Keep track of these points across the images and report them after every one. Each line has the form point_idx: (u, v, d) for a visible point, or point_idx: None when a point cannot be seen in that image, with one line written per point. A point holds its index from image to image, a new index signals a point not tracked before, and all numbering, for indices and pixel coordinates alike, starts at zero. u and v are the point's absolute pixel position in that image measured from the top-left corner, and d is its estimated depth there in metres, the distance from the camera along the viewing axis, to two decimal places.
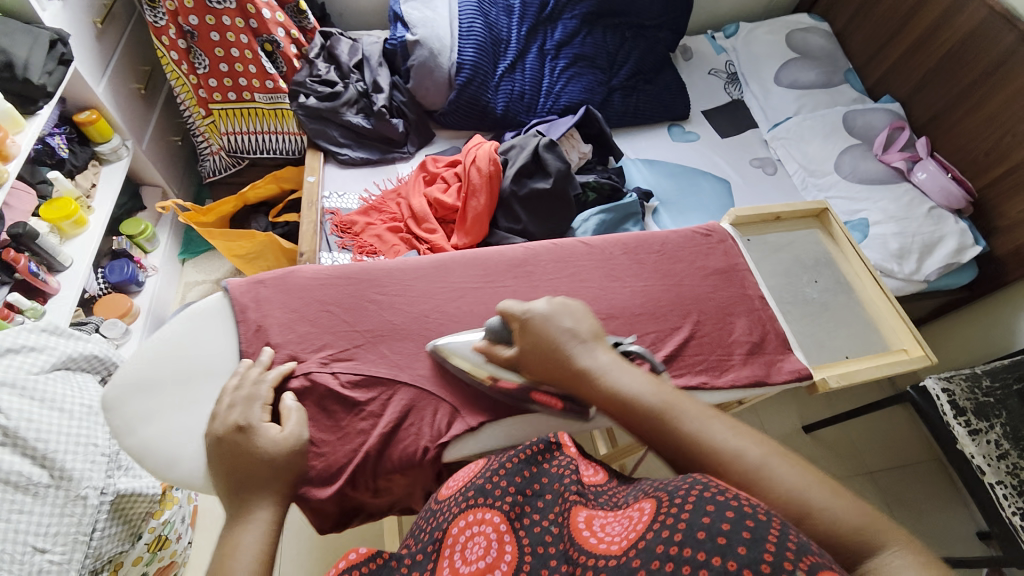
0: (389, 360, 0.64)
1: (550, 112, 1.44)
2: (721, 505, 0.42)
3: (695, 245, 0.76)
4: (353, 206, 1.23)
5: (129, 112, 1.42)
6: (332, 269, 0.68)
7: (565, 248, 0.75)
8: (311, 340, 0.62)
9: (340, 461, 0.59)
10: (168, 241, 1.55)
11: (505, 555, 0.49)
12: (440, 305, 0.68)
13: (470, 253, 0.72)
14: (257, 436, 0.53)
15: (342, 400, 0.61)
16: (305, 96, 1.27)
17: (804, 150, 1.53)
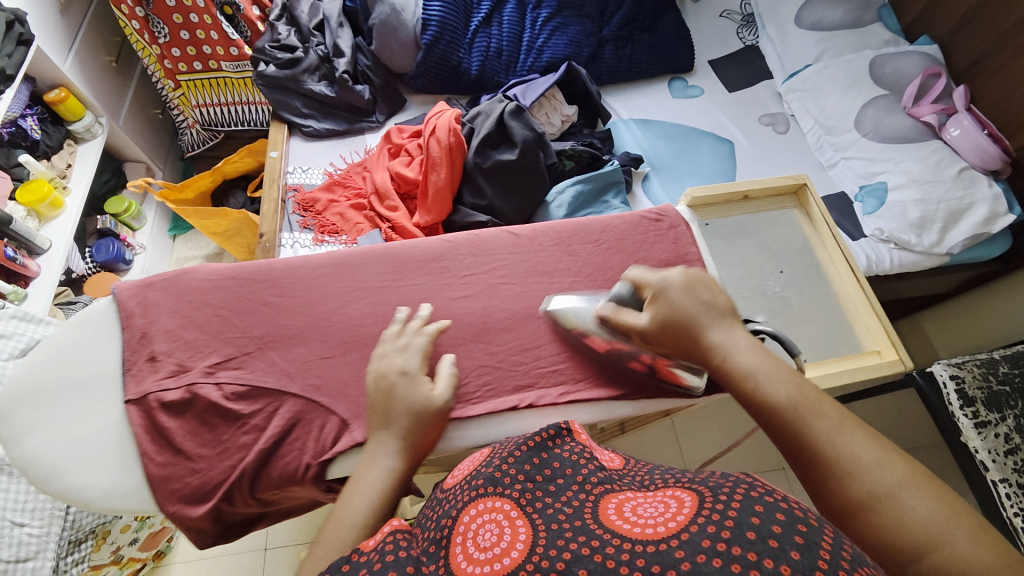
0: (279, 369, 0.59)
1: (531, 70, 1.31)
2: (770, 506, 0.39)
3: (643, 232, 0.72)
4: (318, 182, 1.18)
5: (101, 87, 1.40)
6: (229, 268, 0.63)
7: (487, 239, 0.72)
8: (197, 348, 0.58)
9: (216, 479, 0.55)
10: (157, 218, 1.55)
11: (518, 538, 0.43)
12: (340, 308, 0.63)
13: (379, 247, 0.68)
14: (413, 386, 0.56)
15: (223, 413, 0.56)
16: (263, 65, 1.21)
17: (821, 104, 1.35)
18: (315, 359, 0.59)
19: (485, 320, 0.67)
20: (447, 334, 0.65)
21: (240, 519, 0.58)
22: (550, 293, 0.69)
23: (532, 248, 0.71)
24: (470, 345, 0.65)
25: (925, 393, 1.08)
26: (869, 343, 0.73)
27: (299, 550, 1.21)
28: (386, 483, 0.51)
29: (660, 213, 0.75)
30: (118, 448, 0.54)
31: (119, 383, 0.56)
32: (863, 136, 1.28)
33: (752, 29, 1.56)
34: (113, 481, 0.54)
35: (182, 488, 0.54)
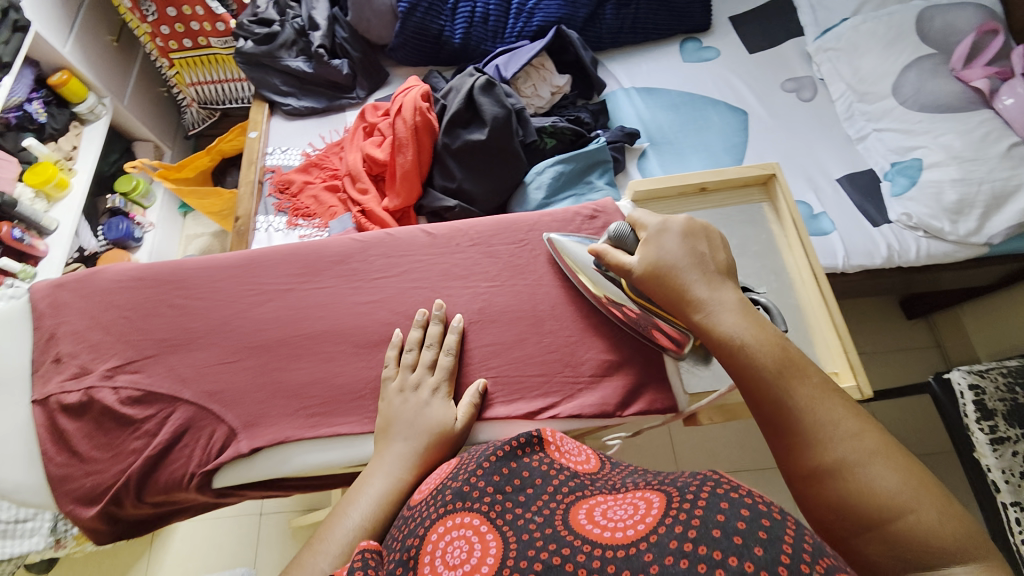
0: (177, 374, 0.60)
1: (520, 37, 1.21)
2: (735, 502, 0.36)
3: (575, 229, 0.70)
4: (295, 162, 1.17)
5: (105, 68, 1.43)
6: (138, 269, 0.64)
7: (402, 238, 0.69)
8: (99, 351, 0.59)
9: (109, 481, 0.57)
10: (165, 196, 1.60)
11: (488, 556, 0.40)
12: (242, 311, 0.63)
13: (289, 247, 0.66)
14: (434, 403, 0.58)
15: (117, 418, 0.58)
16: (242, 41, 1.18)
17: (856, 66, 1.17)
18: (212, 362, 0.61)
19: (388, 326, 0.64)
20: (348, 342, 0.63)
21: (136, 517, 0.60)
22: (462, 299, 0.65)
23: (447, 248, 0.68)
24: (372, 354, 0.62)
25: (940, 401, 0.95)
26: (826, 364, 0.66)
27: (291, 516, 1.28)
28: (391, 490, 0.51)
29: (597, 209, 0.71)
30: (21, 447, 0.57)
31: (26, 382, 0.59)
32: (900, 104, 1.11)
33: None
34: (20, 476, 0.57)
35: (78, 488, 0.57)
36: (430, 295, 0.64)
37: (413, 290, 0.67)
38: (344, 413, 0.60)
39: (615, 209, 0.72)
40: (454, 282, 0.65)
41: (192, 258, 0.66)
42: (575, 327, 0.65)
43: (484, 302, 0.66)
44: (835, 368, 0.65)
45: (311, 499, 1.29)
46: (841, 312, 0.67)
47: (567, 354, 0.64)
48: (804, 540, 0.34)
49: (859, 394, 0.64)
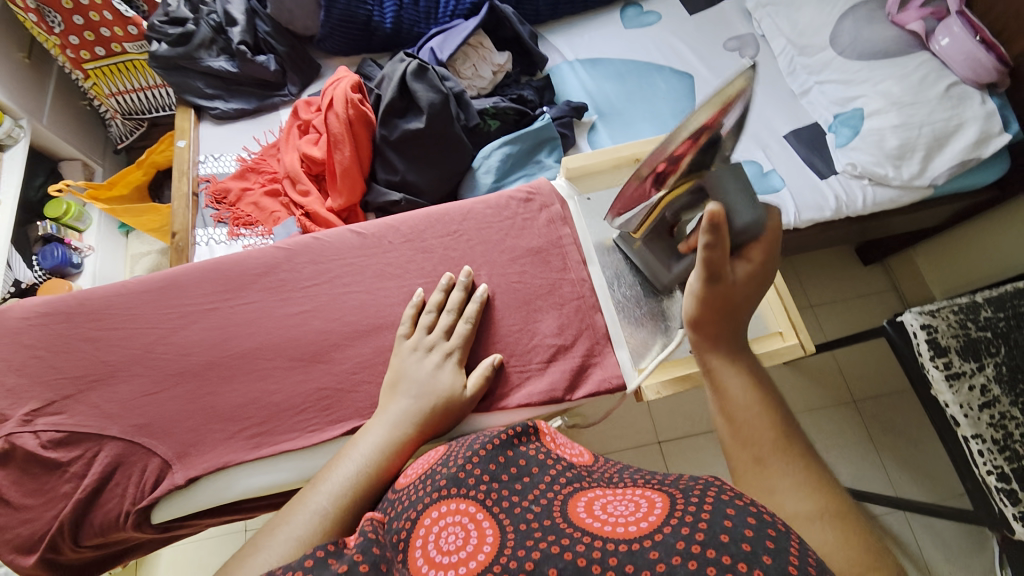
0: (101, 409, 0.57)
1: (453, 17, 1.16)
2: (742, 510, 0.36)
3: (512, 213, 0.69)
4: (230, 169, 1.11)
5: (16, 86, 1.33)
6: (48, 303, 0.60)
7: (333, 240, 0.66)
8: (14, 395, 0.56)
9: (42, 529, 0.54)
10: (101, 217, 1.51)
11: (484, 545, 0.39)
12: (166, 336, 0.59)
13: (210, 262, 0.63)
14: (450, 365, 0.57)
15: (42, 463, 0.54)
16: (156, 43, 1.11)
17: (794, 20, 1.18)
18: (138, 393, 0.57)
19: (323, 336, 0.61)
20: (282, 356, 0.60)
21: (81, 562, 0.57)
22: (400, 298, 0.63)
23: (379, 247, 0.65)
24: (309, 367, 0.59)
25: (895, 343, 0.97)
26: (771, 324, 0.70)
27: None
28: (390, 444, 0.50)
29: (532, 191, 0.70)
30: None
31: None
32: (839, 54, 1.11)
33: None
34: None
35: (10, 540, 0.53)
36: (365, 297, 0.62)
37: (348, 293, 0.64)
38: (286, 429, 0.58)
39: (551, 190, 0.70)
40: (389, 281, 0.63)
41: (107, 286, 0.62)
42: (519, 314, 0.64)
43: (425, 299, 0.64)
44: (780, 328, 0.68)
45: None
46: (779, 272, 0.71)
47: (511, 342, 0.63)
48: (809, 556, 0.34)
49: (803, 350, 0.68)
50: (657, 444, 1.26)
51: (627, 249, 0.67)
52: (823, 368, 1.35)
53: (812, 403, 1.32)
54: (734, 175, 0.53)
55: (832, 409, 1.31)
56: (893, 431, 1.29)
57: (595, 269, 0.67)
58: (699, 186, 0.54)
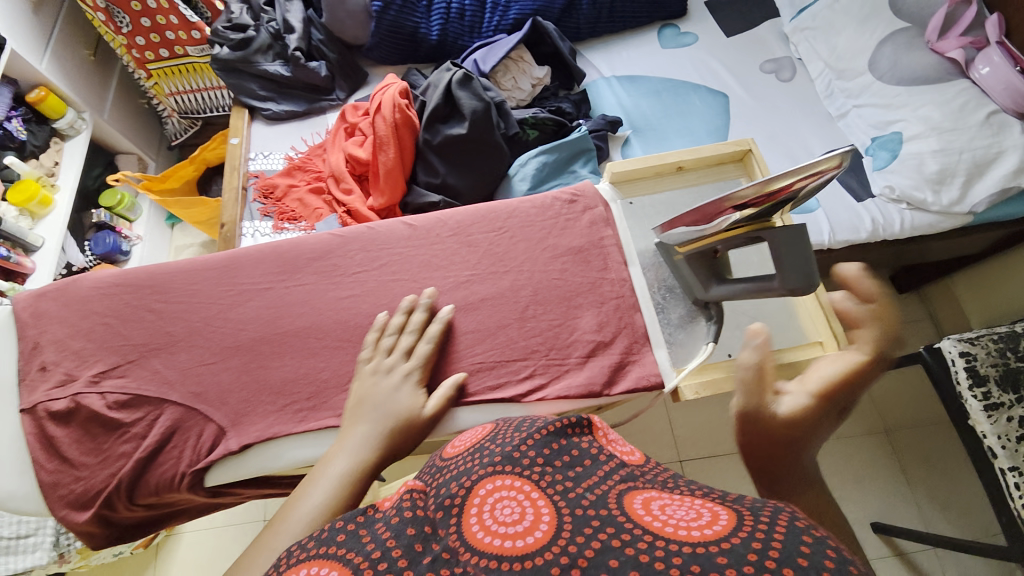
0: (161, 376, 0.60)
1: (496, 31, 1.21)
2: (824, 539, 0.33)
3: (557, 213, 0.71)
4: (278, 167, 1.16)
5: (82, 81, 1.42)
6: (117, 275, 0.64)
7: (382, 231, 0.68)
8: (82, 357, 0.59)
9: (98, 486, 0.57)
10: (151, 208, 1.59)
11: (540, 523, 0.39)
12: (223, 311, 0.63)
13: (266, 246, 0.66)
14: (410, 388, 0.57)
15: (104, 423, 0.57)
16: (218, 47, 1.18)
17: (833, 44, 1.19)
18: (196, 363, 0.61)
19: (370, 320, 0.64)
20: (329, 337, 0.62)
21: (131, 521, 0.60)
22: (445, 288, 0.65)
23: (426, 239, 0.68)
24: (355, 348, 0.62)
25: (931, 370, 0.95)
26: (813, 333, 0.70)
27: None
28: (354, 469, 0.49)
29: (576, 193, 0.72)
30: (10, 456, 0.57)
31: (13, 393, 0.58)
32: (878, 79, 1.11)
33: None
34: (9, 486, 0.56)
35: (68, 494, 0.56)
36: (411, 285, 0.65)
37: (395, 281, 0.67)
38: (330, 406, 0.60)
39: (594, 193, 0.72)
40: (435, 271, 0.65)
41: (169, 263, 0.66)
42: (559, 311, 0.66)
43: (468, 291, 0.66)
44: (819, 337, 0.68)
45: None
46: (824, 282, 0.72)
47: (548, 337, 0.65)
48: None
49: None
50: (679, 462, 1.25)
51: (666, 258, 0.68)
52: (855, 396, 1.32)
53: (841, 430, 1.29)
54: (800, 243, 0.56)
55: (863, 438, 1.28)
56: (928, 464, 1.25)
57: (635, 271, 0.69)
58: (759, 236, 0.56)
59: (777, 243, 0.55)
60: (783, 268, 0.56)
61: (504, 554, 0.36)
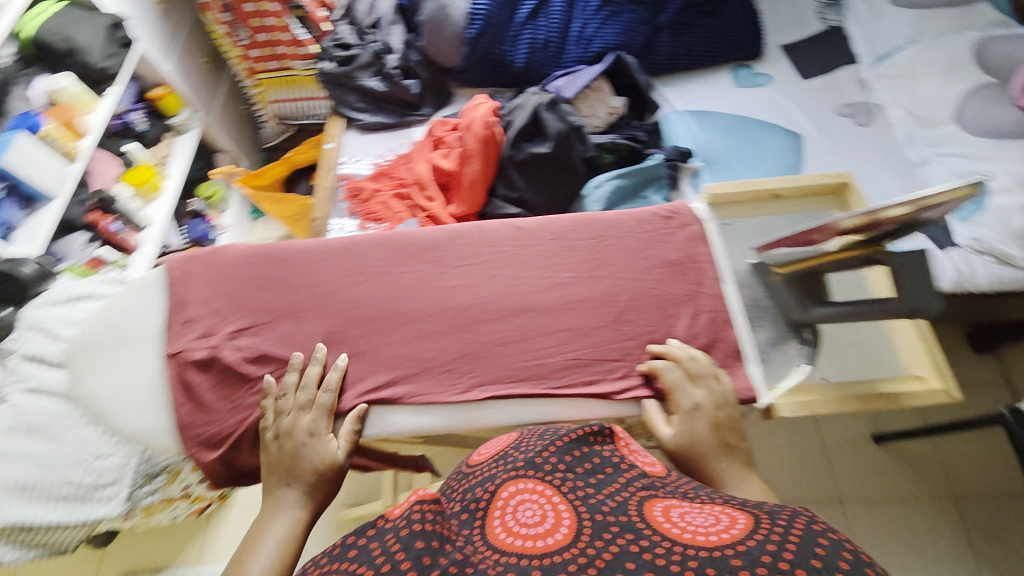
0: (286, 339, 0.66)
1: (578, 62, 1.28)
2: (832, 542, 0.39)
3: (656, 227, 0.74)
4: (366, 172, 1.25)
5: (197, 84, 1.58)
6: (254, 248, 0.71)
7: (487, 230, 0.73)
8: (223, 314, 0.67)
9: (227, 430, 0.63)
10: (238, 202, 1.73)
11: (563, 521, 0.49)
12: (342, 288, 0.69)
13: (383, 234, 0.72)
14: (317, 443, 0.60)
15: (238, 376, 0.64)
16: (325, 63, 1.31)
17: (915, 92, 1.19)
18: (318, 332, 0.67)
19: (472, 309, 0.68)
20: (436, 321, 0.67)
21: (247, 469, 0.65)
22: (544, 287, 0.69)
23: (529, 241, 0.72)
24: (460, 333, 0.67)
25: (1014, 433, 0.90)
26: (912, 367, 0.71)
27: (339, 511, 1.29)
28: (290, 531, 0.54)
29: (672, 210, 0.75)
30: (154, 395, 0.64)
31: (159, 339, 0.66)
32: (962, 129, 1.11)
33: (836, 9, 1.39)
34: (149, 422, 0.63)
35: (200, 435, 0.63)
36: (515, 282, 0.69)
37: (496, 276, 0.71)
38: (436, 381, 0.65)
39: (689, 212, 0.75)
40: (537, 271, 0.69)
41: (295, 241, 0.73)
42: (652, 319, 0.68)
43: (566, 292, 0.69)
44: (921, 372, 0.69)
45: (357, 493, 1.31)
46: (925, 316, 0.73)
47: (638, 342, 0.67)
48: None
49: (948, 397, 0.67)
50: None
51: (762, 280, 0.71)
52: (920, 455, 1.25)
53: (903, 491, 1.22)
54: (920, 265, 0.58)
55: (929, 502, 1.20)
56: (1000, 538, 1.16)
57: (730, 287, 0.71)
58: (873, 258, 0.60)
59: (896, 266, 0.58)
60: (903, 291, 0.58)
61: (529, 547, 0.47)
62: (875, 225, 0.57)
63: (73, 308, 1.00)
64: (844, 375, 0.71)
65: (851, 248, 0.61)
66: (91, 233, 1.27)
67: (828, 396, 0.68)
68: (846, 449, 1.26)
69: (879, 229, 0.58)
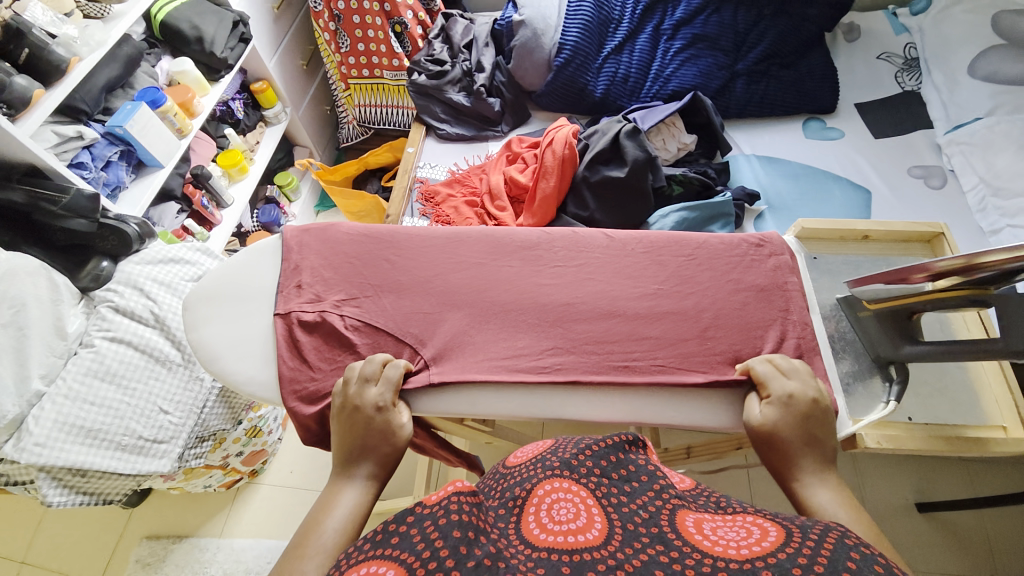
0: (386, 313, 0.73)
1: (654, 98, 1.34)
2: (867, 556, 0.35)
3: (743, 253, 0.77)
4: (441, 177, 1.33)
5: (293, 83, 1.70)
6: (363, 228, 0.80)
7: (583, 237, 0.79)
8: (330, 284, 0.74)
9: (326, 389, 0.69)
10: (306, 193, 1.83)
11: (594, 524, 0.45)
12: (444, 273, 0.75)
13: (485, 231, 0.80)
14: (384, 415, 0.61)
15: (341, 340, 0.71)
16: (417, 74, 1.40)
17: (991, 162, 1.19)
18: (418, 310, 0.73)
19: (564, 308, 0.73)
20: (528, 313, 0.73)
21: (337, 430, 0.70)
22: (634, 294, 0.74)
23: (622, 251, 0.78)
24: (549, 327, 0.72)
25: None
26: (995, 417, 0.75)
27: None
28: (362, 502, 0.55)
29: (762, 239, 0.79)
30: (266, 347, 0.71)
31: (272, 299, 0.74)
32: None
33: (914, 73, 1.41)
34: (257, 371, 0.71)
35: (301, 389, 0.69)
36: (606, 287, 0.74)
37: (587, 281, 0.76)
38: (525, 369, 0.68)
39: (780, 242, 0.79)
40: (631, 279, 0.74)
41: (402, 227, 0.82)
42: (736, 336, 0.71)
43: (653, 302, 0.74)
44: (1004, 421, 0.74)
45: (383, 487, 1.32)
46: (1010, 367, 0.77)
47: (721, 356, 0.70)
48: None
49: None
50: None
51: (848, 314, 0.75)
52: (970, 532, 1.18)
53: (951, 570, 1.14)
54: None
55: None
56: None
57: (817, 318, 0.73)
58: (980, 298, 0.61)
59: (1004, 309, 0.59)
60: (1004, 329, 0.59)
61: (560, 545, 0.42)
62: (970, 270, 0.58)
63: (169, 269, 1.09)
64: (929, 417, 0.76)
65: (955, 288, 0.62)
66: (182, 204, 1.38)
67: (913, 432, 0.73)
68: (889, 515, 1.20)
69: (976, 274, 0.59)
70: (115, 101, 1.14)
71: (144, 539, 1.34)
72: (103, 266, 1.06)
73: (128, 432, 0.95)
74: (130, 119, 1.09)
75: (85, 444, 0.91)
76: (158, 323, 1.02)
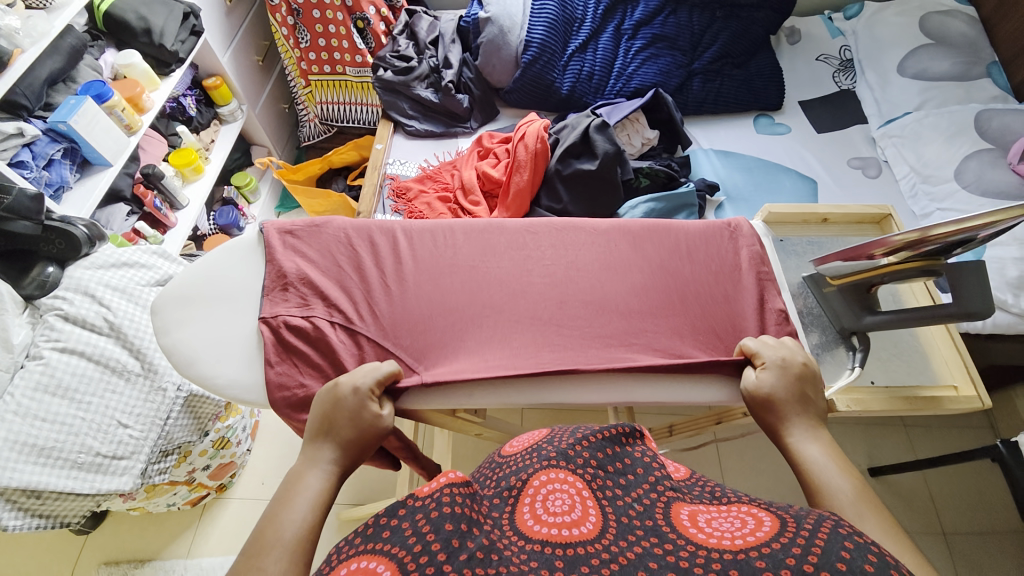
0: (378, 311, 0.73)
1: (618, 95, 1.38)
2: (861, 545, 0.36)
3: (715, 240, 0.83)
4: (411, 174, 1.32)
5: (248, 80, 1.63)
6: (350, 224, 0.80)
7: (567, 229, 0.83)
8: (316, 284, 0.73)
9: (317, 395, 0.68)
10: (267, 194, 1.76)
11: (589, 516, 0.45)
12: (435, 269, 0.77)
13: (472, 226, 0.82)
14: (362, 402, 0.60)
15: (330, 348, 0.69)
16: (382, 70, 1.38)
17: (920, 152, 1.31)
18: (410, 305, 0.74)
19: (558, 302, 0.77)
20: (521, 307, 0.76)
21: None
22: (620, 285, 0.78)
23: (604, 243, 0.82)
24: (545, 326, 0.75)
25: (1007, 463, 0.99)
26: (947, 378, 0.84)
27: (342, 509, 1.27)
28: (325, 491, 0.53)
29: (733, 225, 0.85)
30: (250, 349, 0.69)
31: (257, 300, 0.71)
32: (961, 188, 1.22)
33: (849, 74, 1.53)
34: (242, 375, 0.68)
35: (290, 396, 0.67)
36: (597, 282, 0.78)
37: (573, 270, 0.80)
38: (522, 356, 0.71)
39: (750, 229, 0.84)
40: (619, 276, 0.78)
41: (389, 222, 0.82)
42: (715, 318, 0.77)
43: (640, 293, 0.78)
44: (956, 381, 0.82)
45: (362, 492, 1.29)
46: (956, 332, 0.86)
47: (698, 335, 0.75)
48: None
49: (980, 403, 0.81)
50: None
51: (815, 290, 0.83)
52: (913, 489, 1.30)
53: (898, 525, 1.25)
54: (977, 273, 0.65)
55: (921, 536, 1.24)
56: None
57: (790, 302, 0.79)
58: (932, 268, 0.68)
59: (956, 278, 0.66)
60: (957, 295, 0.66)
61: (553, 538, 0.43)
62: (920, 242, 0.65)
63: (118, 274, 1.00)
64: (890, 380, 0.83)
65: (908, 261, 0.69)
66: (133, 206, 1.30)
67: (873, 395, 0.80)
68: None
69: (922, 247, 0.66)
70: (57, 96, 1.06)
71: (102, 566, 1.24)
72: (48, 273, 0.97)
73: (84, 448, 0.88)
74: (75, 114, 1.02)
75: (38, 463, 0.85)
76: (114, 331, 0.94)
